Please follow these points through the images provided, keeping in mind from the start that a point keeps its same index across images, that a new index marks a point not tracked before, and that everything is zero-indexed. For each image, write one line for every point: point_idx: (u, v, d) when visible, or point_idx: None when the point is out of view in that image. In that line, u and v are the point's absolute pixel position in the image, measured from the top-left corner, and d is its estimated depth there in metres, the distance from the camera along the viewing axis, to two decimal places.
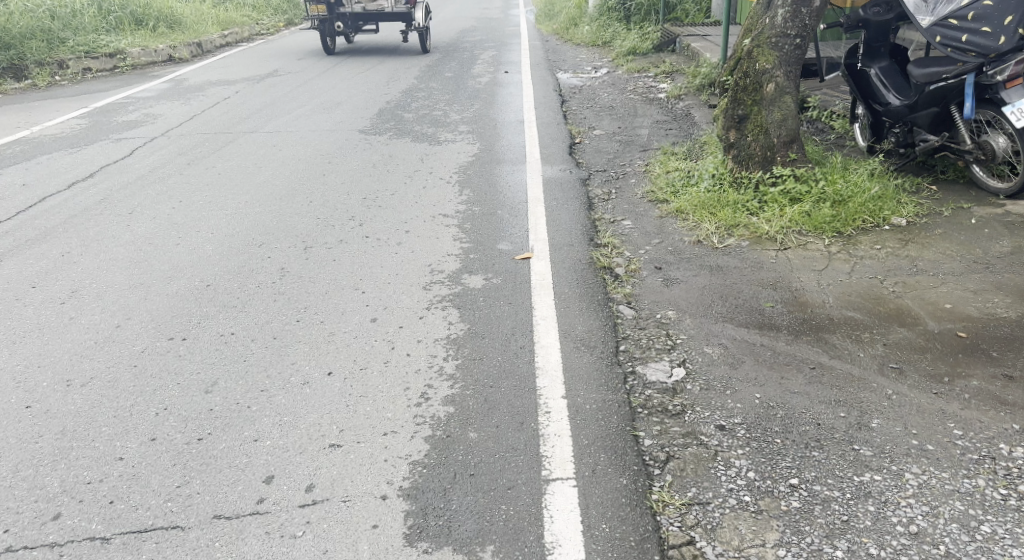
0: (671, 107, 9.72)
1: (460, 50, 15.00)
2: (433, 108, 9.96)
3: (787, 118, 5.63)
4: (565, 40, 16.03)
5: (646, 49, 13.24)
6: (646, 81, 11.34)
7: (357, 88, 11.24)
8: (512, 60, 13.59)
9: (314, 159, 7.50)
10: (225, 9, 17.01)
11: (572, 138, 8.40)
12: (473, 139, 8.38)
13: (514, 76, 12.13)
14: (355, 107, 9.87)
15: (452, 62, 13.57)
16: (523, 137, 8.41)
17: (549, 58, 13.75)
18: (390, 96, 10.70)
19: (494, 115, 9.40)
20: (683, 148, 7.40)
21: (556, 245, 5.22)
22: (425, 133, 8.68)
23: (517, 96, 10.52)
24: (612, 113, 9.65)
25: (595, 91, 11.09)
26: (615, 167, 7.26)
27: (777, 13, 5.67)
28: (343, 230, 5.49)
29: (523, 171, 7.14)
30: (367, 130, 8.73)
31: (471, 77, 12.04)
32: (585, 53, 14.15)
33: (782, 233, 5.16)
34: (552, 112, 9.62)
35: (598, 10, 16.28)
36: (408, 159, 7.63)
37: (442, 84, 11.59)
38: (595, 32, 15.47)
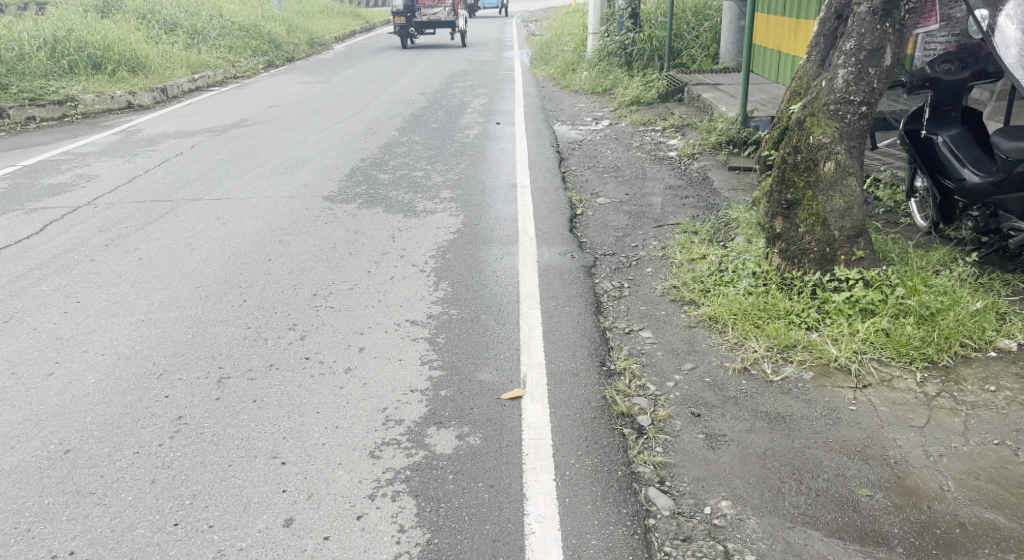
0: (684, 168, 8.54)
1: (449, 96, 13.87)
2: (413, 167, 8.77)
3: (852, 206, 4.40)
4: (562, 86, 14.91)
5: (650, 98, 12.15)
6: (654, 136, 10.18)
7: (330, 140, 10.04)
8: (504, 109, 12.44)
9: (262, 236, 6.26)
10: (197, 50, 15.90)
11: (572, 208, 7.20)
12: (457, 209, 7.15)
13: (507, 128, 10.95)
14: (324, 166, 8.68)
15: (438, 111, 12.42)
16: (515, 207, 7.19)
17: (545, 107, 12.60)
18: (365, 151, 9.50)
19: (483, 178, 8.20)
20: (707, 227, 6.18)
21: (556, 373, 3.95)
22: (400, 200, 7.48)
23: (509, 154, 9.33)
24: (616, 175, 8.47)
25: (596, 147, 9.93)
26: (626, 249, 6.02)
27: (838, 73, 4.45)
28: (276, 348, 4.22)
29: (515, 254, 5.89)
30: (333, 196, 7.52)
31: (458, 129, 10.88)
32: (584, 102, 13.01)
33: (856, 360, 3.91)
34: (549, 173, 8.44)
35: (597, 55, 15.20)
36: (377, 237, 6.35)
37: (425, 137, 10.41)
38: (594, 78, 14.36)
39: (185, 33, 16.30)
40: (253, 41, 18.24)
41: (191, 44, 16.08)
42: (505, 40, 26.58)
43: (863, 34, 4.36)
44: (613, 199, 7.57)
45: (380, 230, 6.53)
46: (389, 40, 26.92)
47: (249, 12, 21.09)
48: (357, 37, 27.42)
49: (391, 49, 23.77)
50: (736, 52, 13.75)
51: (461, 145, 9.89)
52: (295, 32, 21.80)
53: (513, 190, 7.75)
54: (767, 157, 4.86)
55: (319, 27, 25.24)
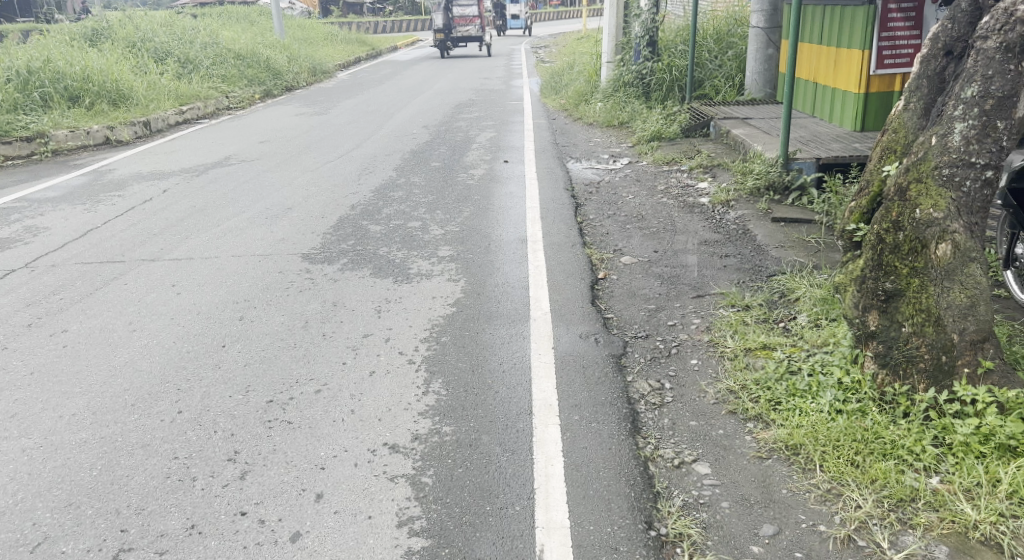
0: (719, 218, 7.46)
1: (453, 130, 12.83)
2: (410, 215, 7.70)
3: (978, 302, 3.34)
4: (575, 119, 13.87)
5: (673, 133, 11.09)
6: (680, 178, 9.11)
7: (320, 182, 8.99)
8: (513, 145, 11.38)
9: (220, 310, 5.20)
10: (188, 80, 14.94)
11: (593, 271, 6.12)
12: (458, 272, 6.08)
13: (517, 167, 9.88)
14: (308, 214, 7.61)
15: (439, 146, 11.38)
16: (527, 270, 6.10)
17: (558, 142, 11.54)
18: (357, 195, 8.44)
19: (489, 230, 7.12)
20: (763, 304, 5.08)
21: (586, 547, 2.92)
22: (392, 259, 6.40)
23: (519, 199, 8.25)
24: (641, 226, 7.39)
25: (617, 189, 8.85)
26: (662, 330, 4.92)
27: (954, 126, 3.40)
28: (203, 494, 3.24)
29: (527, 338, 4.80)
30: (314, 254, 6.45)
31: (463, 169, 9.82)
32: (600, 137, 11.94)
33: (1006, 529, 2.86)
34: (564, 224, 7.36)
35: (612, 85, 14.16)
36: (359, 310, 5.27)
37: (425, 178, 9.35)
38: (610, 110, 13.33)
39: (175, 62, 15.34)
40: (248, 69, 17.26)
41: (181, 74, 15.10)
42: (513, 68, 25.56)
43: (989, 77, 3.32)
44: (641, 258, 6.48)
45: (365, 301, 5.45)
46: (393, 68, 25.92)
47: (247, 38, 20.12)
48: (361, 64, 26.44)
49: (395, 78, 22.75)
50: (764, 82, 12.69)
51: (465, 187, 8.82)
52: (295, 59, 20.82)
53: (524, 247, 6.67)
54: (852, 230, 3.82)
55: (320, 54, 24.25)
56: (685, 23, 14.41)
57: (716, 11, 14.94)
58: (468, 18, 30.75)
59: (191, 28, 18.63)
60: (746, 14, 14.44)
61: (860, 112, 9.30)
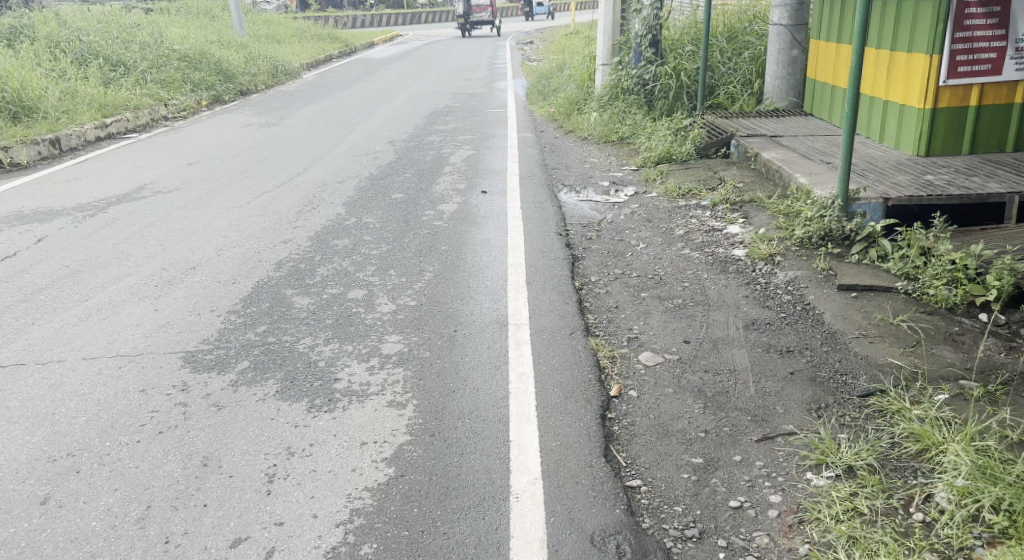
0: (765, 284, 5.62)
1: (423, 147, 10.90)
2: (353, 278, 5.80)
3: None
4: (566, 132, 11.98)
5: (686, 154, 9.23)
6: (701, 216, 7.23)
7: (245, 225, 7.06)
8: (493, 167, 9.49)
9: (15, 488, 3.30)
10: (118, 86, 12.95)
11: (601, 380, 4.24)
12: (407, 384, 4.19)
13: (497, 199, 7.98)
14: (215, 278, 5.69)
15: (403, 169, 9.46)
16: (506, 381, 4.20)
17: (547, 163, 9.63)
18: (288, 245, 6.53)
19: (456, 306, 5.22)
20: (875, 474, 3.35)
21: None
22: (313, 358, 4.49)
23: (498, 251, 6.35)
24: (661, 295, 5.53)
25: (622, 232, 6.96)
26: (724, 523, 3.11)
27: None
28: None
29: (502, 548, 2.95)
30: (203, 353, 4.54)
31: (429, 203, 7.92)
32: (596, 156, 10.06)
33: None
34: (558, 294, 5.48)
35: (609, 91, 12.28)
36: (245, 474, 3.39)
37: (382, 216, 7.45)
38: (607, 121, 11.47)
39: (103, 66, 13.33)
40: (194, 74, 15.24)
41: (110, 80, 13.10)
42: (496, 68, 23.59)
43: None
44: (669, 353, 4.61)
45: (253, 454, 3.54)
46: (367, 68, 23.88)
47: (198, 37, 18.05)
48: (331, 64, 24.39)
49: (367, 79, 20.73)
50: (786, 90, 10.87)
51: (430, 232, 6.92)
52: (253, 60, 18.76)
53: (503, 336, 4.78)
54: None
55: (285, 53, 22.18)
56: (691, 20, 12.57)
57: (726, 7, 13.10)
58: (483, 4, 33.68)
59: (132, 24, 16.55)
60: (761, 9, 12.63)
61: (925, 133, 7.51)
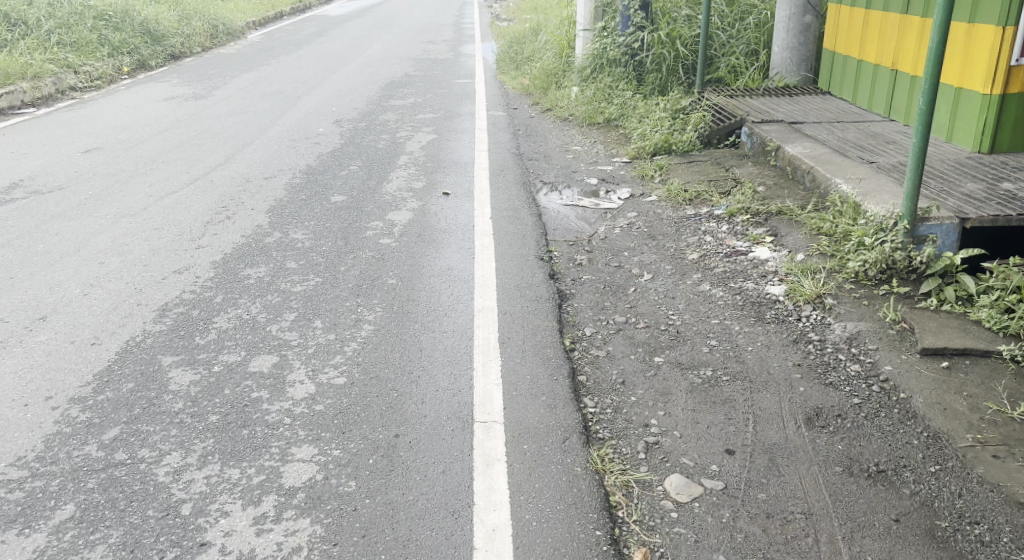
0: (820, 341, 4.17)
1: (374, 129, 9.38)
2: (262, 333, 4.30)
3: None
4: (543, 110, 10.49)
5: (688, 145, 7.77)
6: (717, 231, 5.77)
7: (132, 245, 5.51)
8: (456, 158, 8.00)
9: None
10: (18, 50, 11.48)
11: (614, 542, 2.78)
12: (314, 552, 2.72)
13: (462, 209, 6.49)
14: (66, 338, 4.20)
15: (348, 161, 7.90)
16: (468, 550, 2.72)
17: (522, 156, 8.12)
18: (183, 278, 5.00)
19: (399, 389, 3.71)
20: None
21: None
22: (175, 491, 3.03)
23: (461, 290, 4.85)
24: (682, 360, 4.05)
25: (621, 257, 5.48)
26: None
27: None
28: None
29: None
30: (8, 489, 3.04)
31: (377, 212, 6.40)
32: (579, 145, 8.55)
33: None
34: (543, 363, 3.98)
35: (592, 61, 10.78)
36: None
37: (314, 228, 5.96)
38: (591, 99, 10.02)
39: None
40: (113, 37, 13.62)
41: (7, 43, 11.60)
42: (462, 28, 21.91)
43: None
44: (709, 478, 3.11)
45: None
46: (320, 27, 22.11)
47: None
48: (280, 22, 22.64)
49: (318, 40, 19.02)
50: (799, 62, 9.53)
51: (374, 258, 5.40)
52: (187, 20, 17.00)
53: (465, 448, 3.26)
54: None
55: (227, 10, 20.45)
56: None
57: None
58: None
59: None
60: None
61: (988, 124, 6.06)
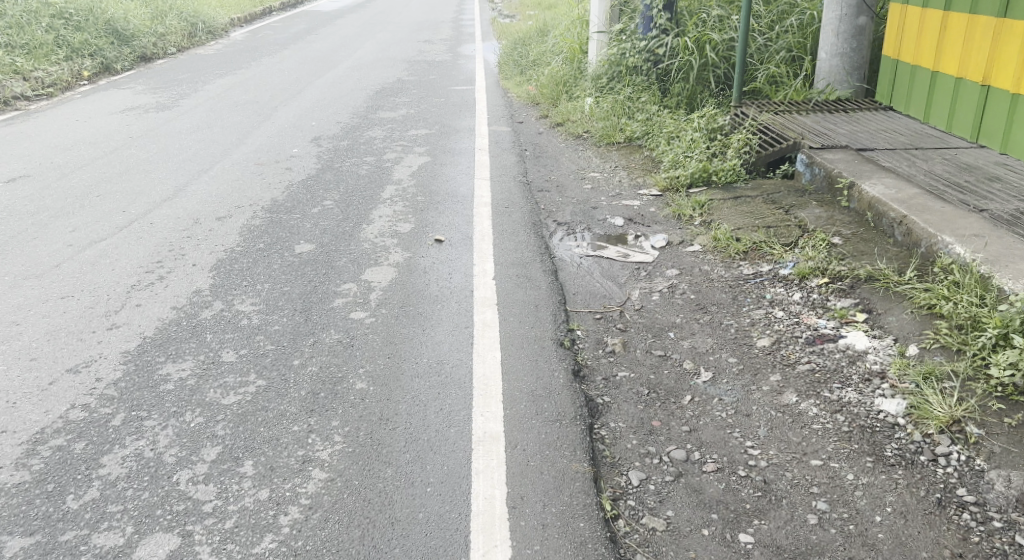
0: (978, 503, 2.89)
1: (357, 151, 8.09)
2: (163, 486, 3.02)
3: None
4: (553, 125, 9.20)
5: (732, 175, 6.48)
6: (789, 301, 4.45)
7: (23, 326, 4.23)
8: (452, 191, 6.73)
9: None
10: None
11: None
12: None
13: (457, 264, 5.18)
14: None
15: (321, 195, 6.59)
16: None
17: (531, 191, 6.80)
18: (78, 384, 3.72)
19: None
20: None
21: None
22: None
23: (454, 404, 3.54)
24: (782, 542, 2.75)
25: (667, 341, 4.16)
26: None
27: None
28: None
29: None
30: None
31: (350, 269, 5.10)
32: (597, 176, 7.24)
33: None
34: (574, 551, 2.70)
35: (609, 69, 9.49)
36: None
37: (267, 295, 4.68)
38: (608, 114, 8.75)
39: None
40: (73, 37, 12.41)
41: None
42: (461, 25, 20.64)
43: None
44: None
45: None
46: (311, 23, 20.87)
47: None
48: (268, 19, 21.36)
49: (306, 39, 17.75)
50: (850, 71, 8.25)
51: (340, 346, 4.09)
52: (162, 18, 15.73)
53: None
54: None
55: (210, 7, 19.18)
56: None
57: None
58: None
59: None
60: None
61: None
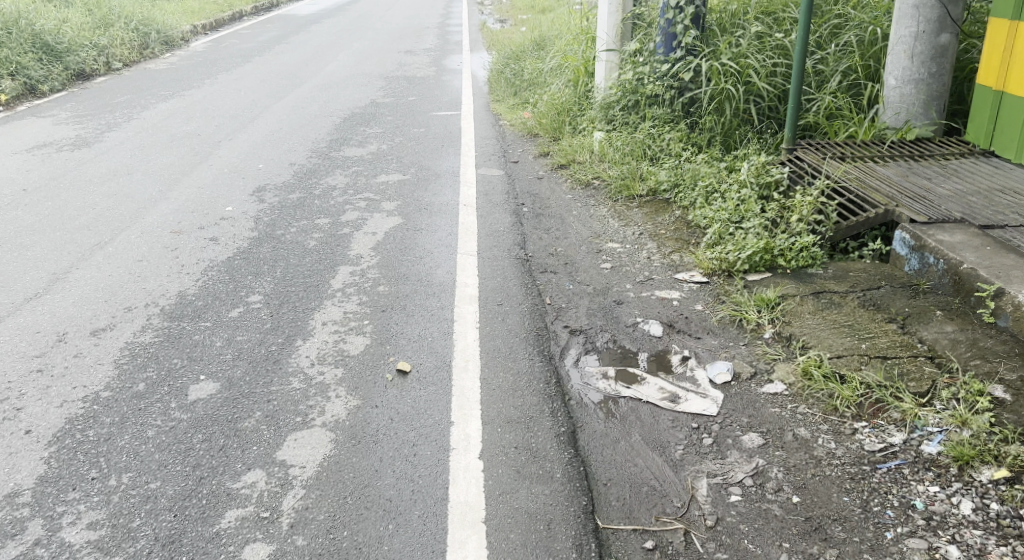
0: None
1: (308, 207, 6.40)
2: None
3: None
4: (556, 167, 7.60)
5: (806, 256, 4.85)
6: (959, 522, 2.81)
7: None
8: (427, 278, 5.05)
9: None
10: None
11: None
12: None
13: (426, 425, 3.43)
14: None
15: (248, 285, 4.88)
16: None
17: (531, 280, 5.09)
18: None
19: None
20: None
21: None
22: None
23: None
24: None
25: None
26: None
27: None
28: None
29: None
30: None
31: (262, 434, 3.35)
32: (618, 251, 5.55)
33: None
34: None
35: (622, 96, 7.90)
36: None
37: (122, 498, 2.99)
38: (625, 157, 7.18)
39: None
40: None
41: None
42: (447, 33, 19.00)
43: None
44: None
45: None
46: (282, 29, 19.14)
47: None
48: (235, 25, 19.60)
49: (274, 49, 16.02)
50: (928, 101, 6.63)
51: None
52: (106, 28, 13.95)
53: None
54: None
55: (168, 14, 17.42)
56: None
57: None
58: None
59: None
60: None
61: None
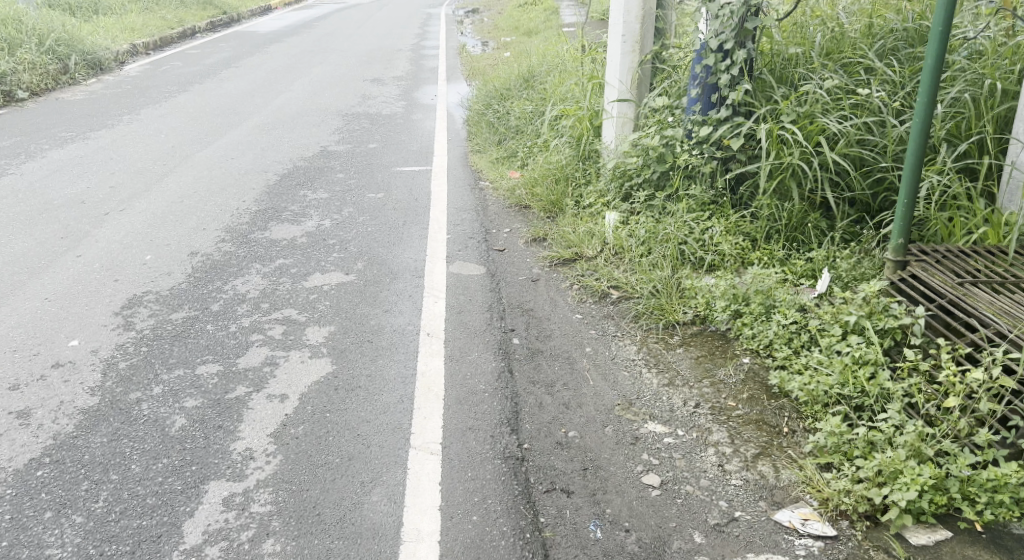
0: None
1: (192, 341, 4.33)
2: None
3: None
4: (557, 262, 5.54)
5: (1007, 492, 2.89)
6: None
7: None
8: (350, 517, 3.01)
9: None
10: None
11: None
12: None
13: None
14: None
15: (36, 543, 2.89)
16: None
17: (530, 515, 3.03)
18: None
19: None
20: None
21: None
22: None
23: None
24: None
25: None
26: None
27: None
28: None
29: None
30: None
31: None
32: (667, 443, 3.46)
33: None
34: None
35: (644, 165, 5.92)
36: None
37: None
38: (656, 257, 5.15)
39: None
40: None
41: None
42: (422, 57, 17.02)
43: None
44: None
45: None
46: (236, 50, 17.10)
47: None
48: (182, 44, 17.53)
49: (220, 74, 13.97)
50: None
51: None
52: (14, 50, 11.86)
53: None
54: None
55: (102, 34, 15.34)
56: (795, 19, 6.39)
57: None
58: None
59: None
60: None
61: None
